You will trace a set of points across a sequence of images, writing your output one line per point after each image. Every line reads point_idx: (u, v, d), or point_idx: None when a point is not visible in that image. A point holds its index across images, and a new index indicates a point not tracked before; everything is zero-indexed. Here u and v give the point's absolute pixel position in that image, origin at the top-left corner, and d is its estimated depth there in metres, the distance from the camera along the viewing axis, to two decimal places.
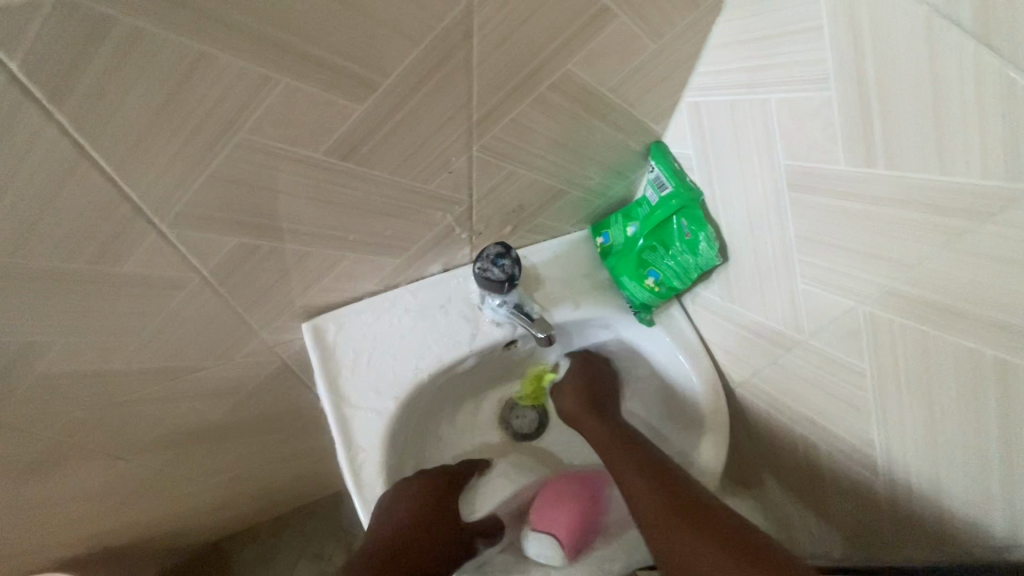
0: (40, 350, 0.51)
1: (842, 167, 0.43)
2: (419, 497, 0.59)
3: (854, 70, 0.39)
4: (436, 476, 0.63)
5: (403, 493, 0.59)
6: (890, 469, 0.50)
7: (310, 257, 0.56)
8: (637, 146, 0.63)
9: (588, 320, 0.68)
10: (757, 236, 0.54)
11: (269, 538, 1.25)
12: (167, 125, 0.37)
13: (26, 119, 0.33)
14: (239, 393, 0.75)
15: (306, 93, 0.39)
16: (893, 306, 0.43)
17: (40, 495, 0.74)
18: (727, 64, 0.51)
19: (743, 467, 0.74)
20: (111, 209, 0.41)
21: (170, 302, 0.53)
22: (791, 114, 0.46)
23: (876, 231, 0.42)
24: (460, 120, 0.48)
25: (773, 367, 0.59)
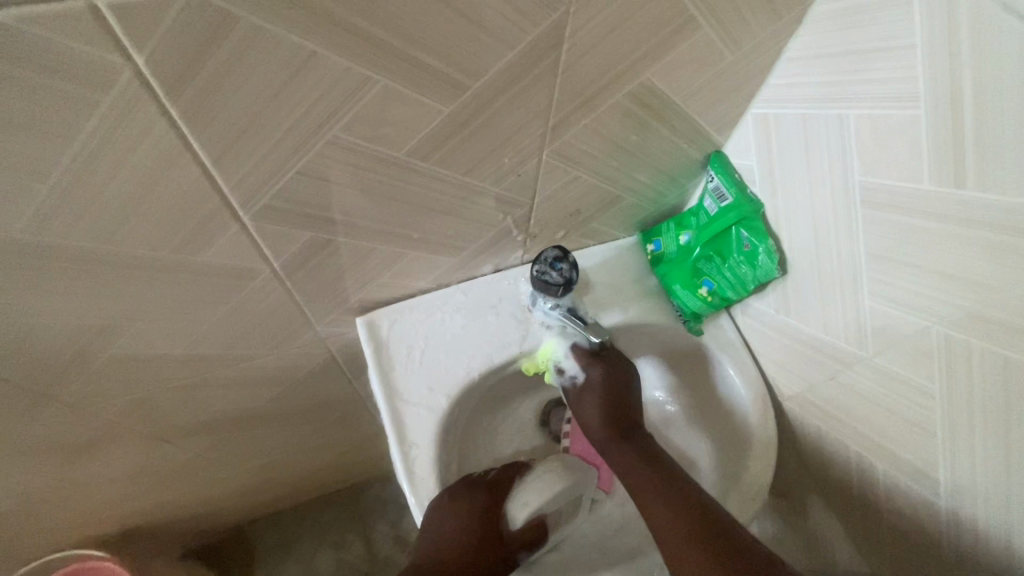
0: (113, 333, 0.52)
1: (925, 186, 0.43)
2: (464, 515, 0.58)
3: (947, 90, 0.39)
4: (475, 489, 0.61)
5: (444, 516, 0.58)
6: (953, 493, 0.49)
7: (375, 253, 0.57)
8: (697, 155, 0.63)
9: (636, 327, 0.68)
10: (823, 252, 0.54)
11: (290, 525, 1.26)
12: (268, 122, 0.38)
13: (142, 111, 0.34)
14: (285, 383, 0.77)
15: (399, 93, 0.40)
16: (970, 328, 0.43)
17: (87, 473, 0.75)
18: (803, 78, 0.51)
19: (785, 480, 0.74)
20: (202, 201, 0.42)
21: (238, 292, 0.54)
22: (871, 131, 0.46)
23: (959, 252, 0.42)
24: (537, 125, 0.49)
25: (829, 381, 0.59)
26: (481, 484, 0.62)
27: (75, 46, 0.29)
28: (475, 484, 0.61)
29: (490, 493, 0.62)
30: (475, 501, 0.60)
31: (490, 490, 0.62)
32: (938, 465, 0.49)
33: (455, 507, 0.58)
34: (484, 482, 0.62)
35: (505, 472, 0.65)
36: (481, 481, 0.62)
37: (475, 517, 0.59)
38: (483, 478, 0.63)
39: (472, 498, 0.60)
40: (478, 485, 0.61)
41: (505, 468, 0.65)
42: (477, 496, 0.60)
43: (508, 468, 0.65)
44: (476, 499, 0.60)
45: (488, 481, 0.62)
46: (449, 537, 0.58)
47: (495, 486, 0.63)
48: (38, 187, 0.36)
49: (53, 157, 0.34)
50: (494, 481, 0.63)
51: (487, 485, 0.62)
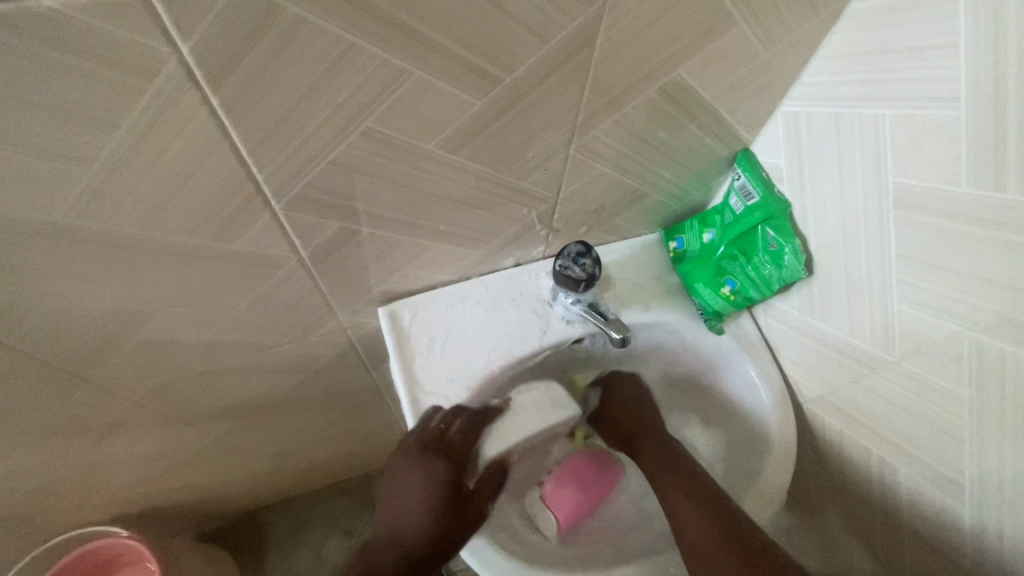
0: (144, 318, 0.53)
1: (965, 189, 0.42)
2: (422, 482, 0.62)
3: (992, 92, 0.39)
4: (431, 457, 0.62)
5: (406, 477, 0.63)
6: (981, 499, 0.48)
7: (400, 245, 0.57)
8: (724, 153, 0.62)
9: (656, 324, 0.68)
10: (851, 253, 0.54)
11: (304, 511, 1.29)
12: (305, 112, 0.39)
13: (184, 99, 0.35)
14: (305, 371, 0.78)
15: (433, 85, 0.40)
16: (1006, 335, 0.42)
17: (113, 453, 0.77)
18: (837, 78, 0.50)
19: (804, 481, 0.74)
20: (236, 188, 0.43)
21: (266, 280, 0.55)
22: (908, 132, 0.45)
23: (998, 257, 0.41)
24: (567, 119, 0.49)
25: (852, 383, 0.58)
26: (437, 447, 0.61)
27: (124, 33, 0.30)
28: (432, 450, 0.61)
29: (449, 460, 0.62)
30: (432, 467, 0.62)
31: (448, 456, 0.62)
32: (964, 472, 0.49)
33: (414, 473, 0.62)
34: (442, 445, 0.61)
35: (471, 429, 0.62)
36: (440, 445, 0.61)
37: (433, 482, 0.62)
38: (442, 441, 0.61)
39: (428, 465, 0.62)
40: (436, 451, 0.61)
41: (471, 423, 0.62)
42: (434, 465, 0.62)
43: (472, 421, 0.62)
44: (432, 466, 0.62)
45: (447, 447, 0.61)
46: (413, 510, 0.62)
47: (458, 446, 0.62)
48: (80, 173, 0.37)
49: (95, 143, 0.35)
50: (456, 443, 0.61)
51: (446, 450, 0.61)
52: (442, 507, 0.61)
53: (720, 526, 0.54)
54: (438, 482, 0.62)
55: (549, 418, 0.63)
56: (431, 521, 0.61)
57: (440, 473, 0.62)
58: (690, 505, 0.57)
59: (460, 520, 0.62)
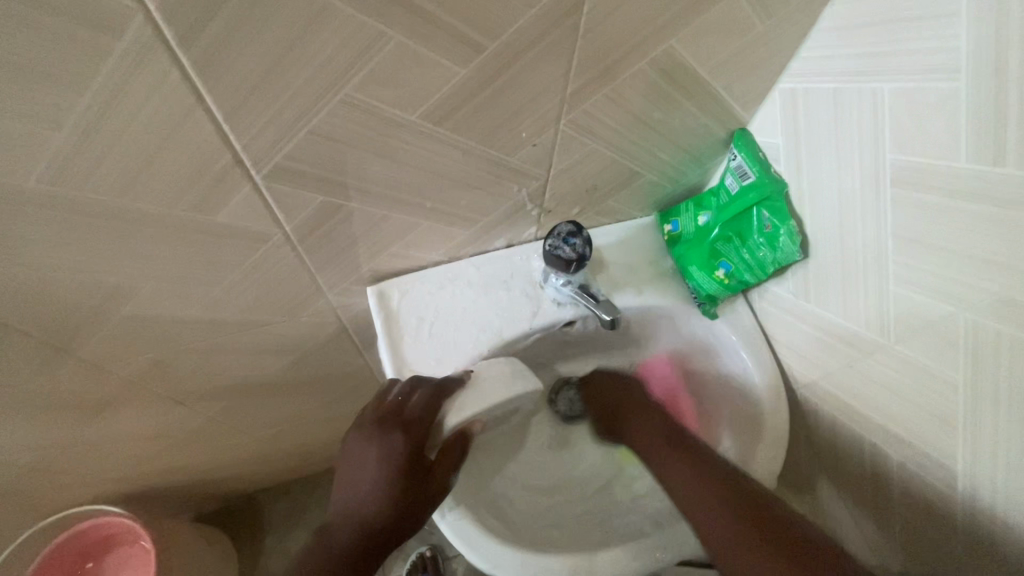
0: (128, 292, 0.52)
1: (963, 165, 0.40)
2: (376, 460, 0.55)
3: (994, 60, 0.37)
4: (387, 430, 0.56)
5: (359, 455, 0.56)
6: (973, 486, 0.47)
7: (387, 222, 0.56)
8: (720, 133, 0.61)
9: (649, 308, 0.67)
10: (847, 235, 0.52)
11: (302, 494, 1.30)
12: (281, 76, 0.38)
13: (153, 59, 0.34)
14: (297, 352, 0.77)
15: (414, 50, 0.39)
16: (1002, 316, 0.40)
17: (104, 431, 0.77)
18: (837, 51, 0.49)
19: (798, 469, 0.73)
20: (214, 157, 0.42)
21: (252, 256, 0.54)
22: (907, 106, 0.43)
23: (996, 235, 0.39)
24: (555, 91, 0.48)
25: (846, 369, 0.57)
26: (395, 420, 0.56)
27: None
28: (389, 423, 0.56)
29: (406, 435, 0.55)
30: (387, 443, 0.55)
31: (406, 430, 0.56)
32: (958, 458, 0.48)
33: (368, 450, 0.56)
34: (400, 418, 0.56)
35: (430, 402, 0.57)
36: (397, 418, 0.56)
37: (391, 458, 0.55)
38: (399, 414, 0.56)
39: (383, 440, 0.56)
40: (393, 425, 0.56)
41: (431, 395, 0.57)
42: (390, 440, 0.55)
43: (433, 394, 0.57)
44: (388, 442, 0.56)
45: (405, 420, 0.56)
46: (367, 491, 0.56)
47: (418, 419, 0.56)
48: (52, 136, 0.36)
49: (66, 105, 0.34)
50: (414, 416, 0.56)
51: (405, 422, 0.56)
52: (397, 485, 0.55)
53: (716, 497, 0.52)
54: (393, 460, 0.55)
55: (510, 390, 0.58)
56: (387, 500, 0.55)
57: (396, 450, 0.55)
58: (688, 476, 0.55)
59: (418, 497, 0.56)
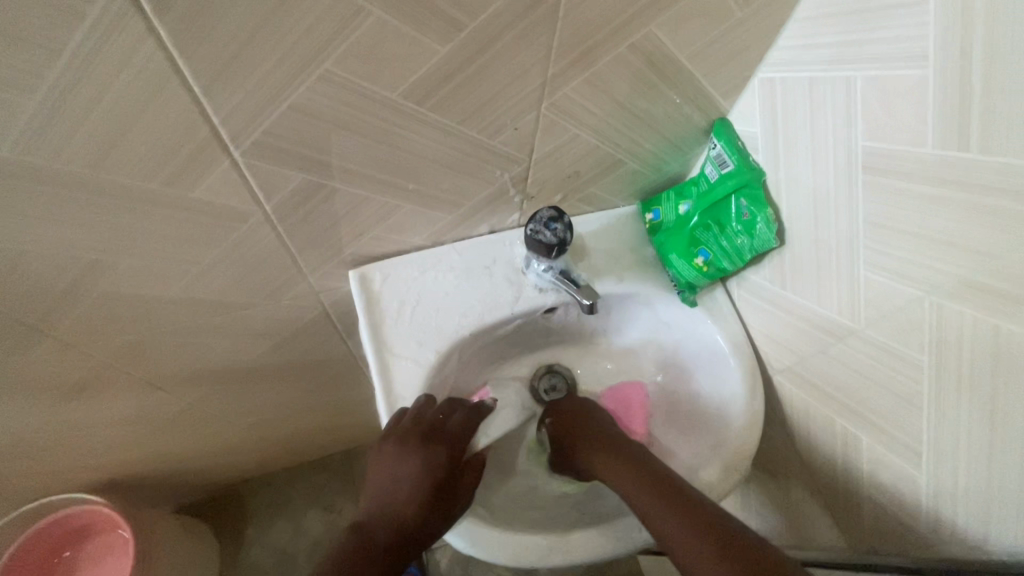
0: (103, 270, 0.52)
1: (929, 151, 0.41)
2: (416, 472, 0.57)
3: (959, 47, 0.38)
4: (431, 442, 0.58)
5: (397, 463, 0.57)
6: (937, 466, 0.48)
7: (367, 203, 0.56)
8: (701, 122, 0.62)
9: (629, 295, 0.68)
10: (821, 222, 0.54)
11: (283, 486, 1.30)
12: (258, 49, 0.38)
13: (127, 26, 0.34)
14: (278, 337, 0.77)
15: (392, 26, 0.39)
16: (965, 298, 0.42)
17: (79, 416, 0.76)
18: (813, 40, 0.49)
19: (773, 456, 0.74)
20: (190, 131, 0.42)
21: (230, 235, 0.54)
22: (879, 94, 0.44)
23: (960, 219, 0.41)
24: (535, 74, 0.48)
25: (818, 355, 0.58)
26: (438, 434, 0.59)
27: None
28: (433, 436, 0.58)
29: (448, 450, 0.59)
30: (430, 456, 0.58)
31: (449, 446, 0.59)
32: (922, 440, 0.49)
33: (410, 461, 0.57)
34: (443, 434, 0.59)
35: (468, 421, 0.62)
36: (440, 433, 0.59)
37: (428, 470, 0.57)
38: (442, 430, 0.60)
39: (426, 453, 0.58)
40: (436, 439, 0.59)
41: (469, 416, 0.62)
42: (433, 454, 0.58)
43: (471, 414, 0.63)
44: (430, 454, 0.58)
45: (447, 436, 0.60)
46: (403, 499, 0.57)
47: (458, 437, 0.60)
48: (25, 102, 0.35)
49: (39, 70, 0.34)
50: (457, 432, 0.60)
51: (447, 438, 0.59)
52: (433, 497, 0.57)
53: (693, 513, 0.47)
54: (435, 472, 0.57)
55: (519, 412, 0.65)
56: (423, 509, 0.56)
57: (437, 464, 0.58)
58: (668, 513, 0.49)
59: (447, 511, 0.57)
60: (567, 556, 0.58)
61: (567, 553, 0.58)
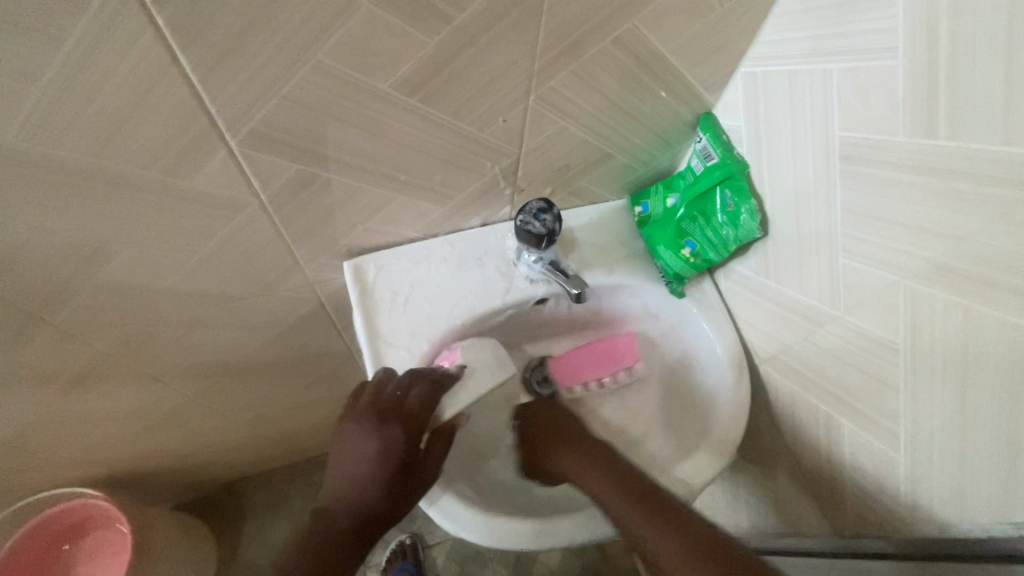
0: (103, 259, 0.53)
1: (901, 139, 0.43)
2: (375, 451, 0.57)
3: (927, 38, 0.40)
4: (387, 421, 0.57)
5: (357, 442, 0.58)
6: (914, 448, 0.49)
7: (361, 194, 0.58)
8: (688, 116, 0.63)
9: (619, 287, 0.69)
10: (802, 212, 0.55)
11: (281, 483, 1.31)
12: (254, 40, 0.39)
13: (128, 17, 0.35)
14: (275, 329, 0.78)
15: (383, 19, 0.41)
16: (937, 281, 0.43)
17: (79, 408, 0.77)
18: (792, 34, 0.51)
19: (761, 446, 0.76)
20: (189, 120, 0.43)
21: (227, 225, 0.55)
22: (853, 85, 0.46)
23: (930, 204, 0.42)
24: (522, 66, 0.50)
25: (802, 342, 0.60)
26: (395, 413, 0.57)
27: None
28: (390, 415, 0.57)
29: (405, 428, 0.57)
30: (387, 435, 0.57)
31: (406, 424, 0.57)
32: (899, 422, 0.50)
33: (368, 441, 0.57)
34: (400, 412, 0.57)
35: (428, 397, 0.57)
36: (397, 411, 0.57)
37: (387, 450, 0.57)
38: (400, 408, 0.57)
39: (383, 432, 0.57)
40: (393, 417, 0.57)
41: (430, 391, 0.57)
42: (389, 433, 0.57)
43: (433, 387, 0.58)
44: (387, 433, 0.57)
45: (405, 415, 0.57)
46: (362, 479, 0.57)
47: (417, 413, 0.57)
48: (28, 91, 0.37)
49: (43, 59, 0.35)
50: (415, 410, 0.57)
51: (404, 416, 0.57)
52: (393, 476, 0.57)
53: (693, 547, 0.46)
54: (392, 451, 0.57)
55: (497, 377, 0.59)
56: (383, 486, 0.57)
57: (395, 442, 0.57)
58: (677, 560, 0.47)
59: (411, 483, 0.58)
60: (556, 538, 0.60)
61: (556, 536, 0.60)
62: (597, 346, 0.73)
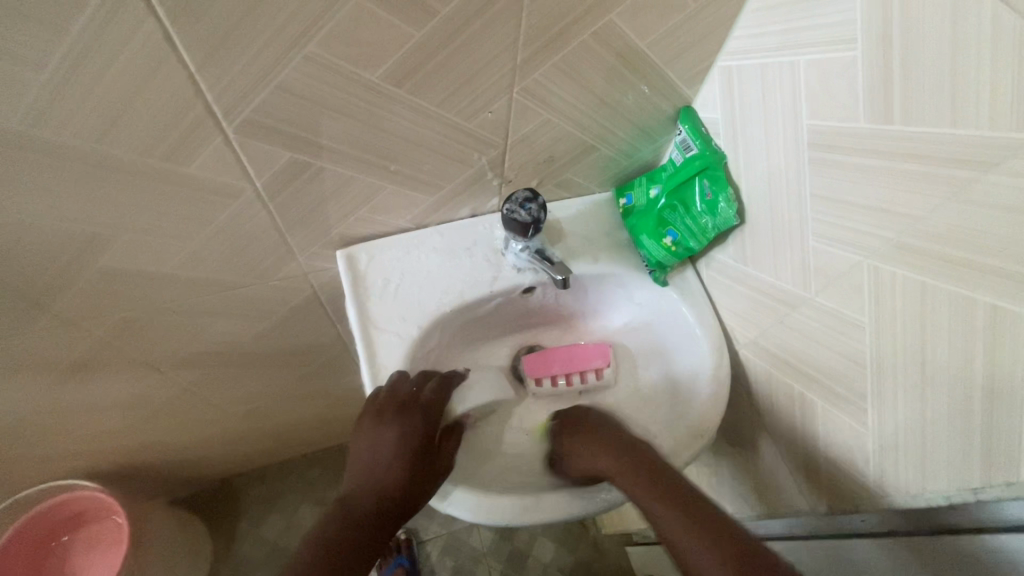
0: (103, 244, 0.55)
1: (862, 125, 0.45)
2: (397, 441, 0.60)
3: (882, 30, 0.42)
4: (409, 410, 0.61)
5: (379, 436, 0.61)
6: (880, 424, 0.51)
7: (352, 183, 0.60)
8: (668, 109, 0.66)
9: (604, 275, 0.71)
10: (776, 199, 0.57)
11: (276, 478, 1.32)
12: (248, 30, 0.42)
13: (131, 7, 0.37)
14: (269, 319, 0.80)
15: (371, 11, 0.43)
16: (897, 260, 0.45)
17: (76, 398, 0.79)
18: (762, 29, 0.54)
19: (742, 431, 0.78)
20: (186, 106, 0.45)
21: (223, 212, 0.58)
22: (818, 75, 0.48)
23: (890, 186, 0.44)
24: (506, 59, 0.52)
25: (778, 326, 0.62)
26: (414, 404, 0.62)
27: None
28: (411, 404, 0.62)
29: (425, 416, 0.62)
30: (408, 424, 0.61)
31: (425, 413, 0.62)
32: (867, 399, 0.52)
33: (391, 430, 0.60)
34: (419, 402, 0.63)
35: (442, 389, 0.66)
36: (417, 401, 0.63)
37: (409, 437, 0.60)
38: (419, 399, 0.63)
39: (404, 421, 0.61)
40: (413, 408, 0.62)
41: (442, 384, 0.66)
42: (411, 421, 0.61)
43: (444, 382, 0.67)
44: (409, 421, 0.61)
45: (422, 406, 0.63)
46: (384, 471, 0.60)
47: (433, 404, 0.64)
48: (34, 76, 0.39)
49: (49, 46, 0.38)
50: (432, 399, 0.64)
51: (422, 406, 0.63)
52: (414, 462, 0.60)
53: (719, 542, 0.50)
54: (414, 438, 0.61)
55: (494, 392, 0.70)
56: (407, 477, 0.59)
57: (417, 430, 0.61)
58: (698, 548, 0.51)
59: (428, 476, 0.60)
60: (541, 513, 0.62)
61: (542, 512, 0.62)
62: (571, 349, 0.75)
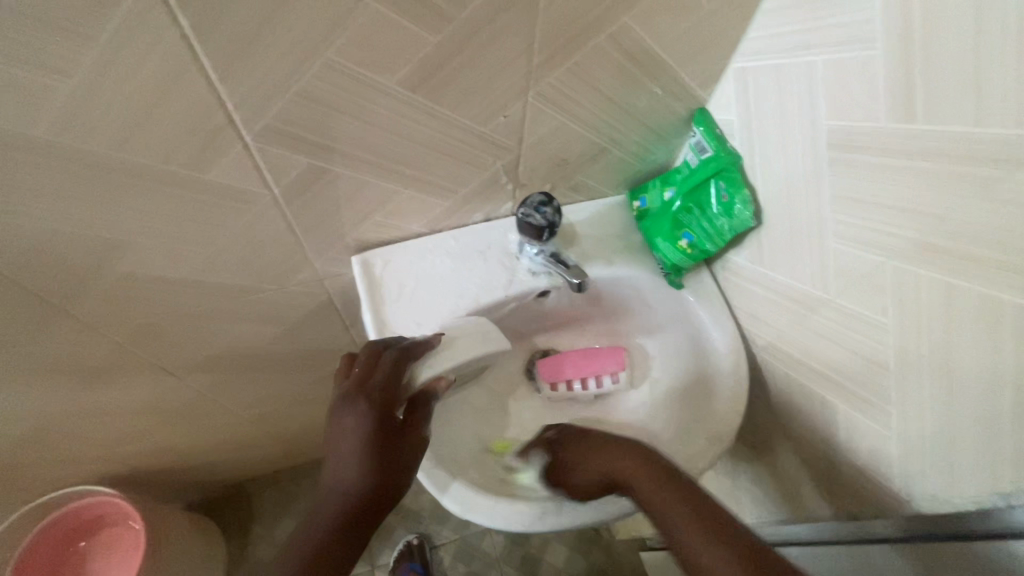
0: (123, 251, 0.56)
1: (883, 124, 0.45)
2: (351, 429, 0.56)
3: (903, 28, 0.42)
4: (356, 399, 0.57)
5: (335, 427, 0.57)
6: (905, 427, 0.51)
7: (368, 188, 0.60)
8: (682, 111, 0.65)
9: (619, 278, 0.71)
10: (794, 200, 0.57)
11: (289, 483, 1.33)
12: (268, 38, 0.42)
13: (154, 17, 0.38)
14: (284, 324, 0.81)
15: (388, 17, 0.44)
16: (921, 260, 0.44)
17: (95, 403, 0.80)
18: (778, 29, 0.53)
19: (761, 435, 0.77)
20: (206, 114, 0.46)
21: (241, 218, 0.58)
22: (836, 74, 0.48)
23: (913, 185, 0.44)
24: (521, 63, 0.52)
25: (797, 328, 0.61)
26: (365, 386, 0.57)
27: None
28: (355, 390, 0.57)
29: (376, 398, 0.57)
30: (359, 411, 0.56)
31: (374, 393, 0.57)
32: (891, 401, 0.51)
33: (343, 419, 0.56)
34: (368, 382, 0.57)
35: (397, 363, 0.58)
36: (366, 382, 0.57)
37: (363, 424, 0.56)
38: (368, 379, 0.57)
39: (356, 408, 0.56)
40: (362, 390, 0.57)
41: (399, 356, 0.59)
42: (361, 407, 0.56)
43: (400, 356, 0.59)
44: (358, 411, 0.56)
45: (369, 389, 0.57)
46: (344, 465, 0.55)
47: (386, 381, 0.57)
48: (59, 85, 0.40)
49: (74, 57, 0.38)
50: (384, 378, 0.57)
51: (374, 386, 0.57)
52: (373, 450, 0.56)
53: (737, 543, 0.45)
54: (368, 424, 0.56)
55: (480, 349, 0.62)
56: (366, 468, 0.55)
57: (369, 415, 0.56)
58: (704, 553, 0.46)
59: (394, 458, 0.57)
60: (559, 518, 0.62)
61: (560, 516, 0.62)
62: (585, 353, 0.75)
